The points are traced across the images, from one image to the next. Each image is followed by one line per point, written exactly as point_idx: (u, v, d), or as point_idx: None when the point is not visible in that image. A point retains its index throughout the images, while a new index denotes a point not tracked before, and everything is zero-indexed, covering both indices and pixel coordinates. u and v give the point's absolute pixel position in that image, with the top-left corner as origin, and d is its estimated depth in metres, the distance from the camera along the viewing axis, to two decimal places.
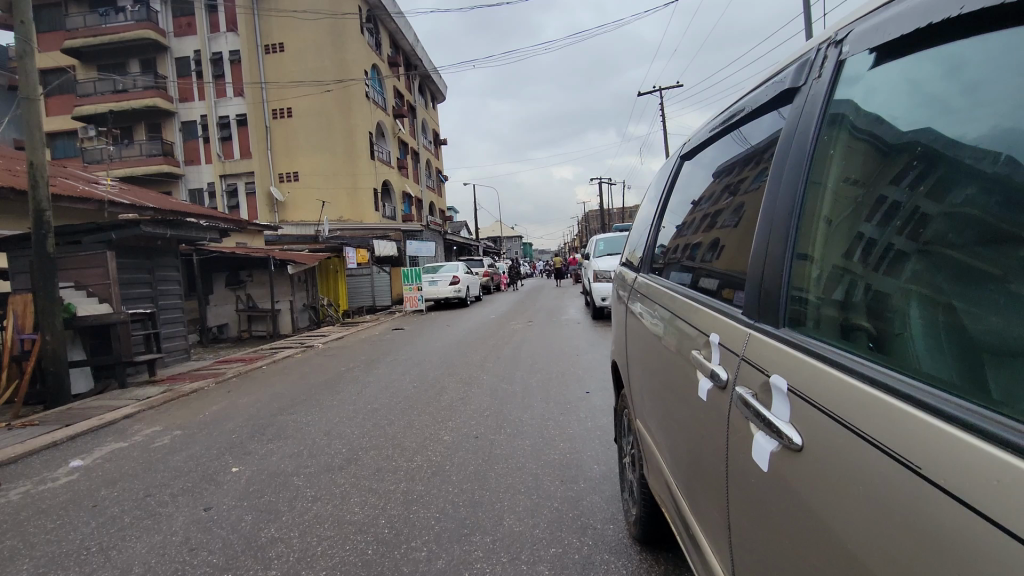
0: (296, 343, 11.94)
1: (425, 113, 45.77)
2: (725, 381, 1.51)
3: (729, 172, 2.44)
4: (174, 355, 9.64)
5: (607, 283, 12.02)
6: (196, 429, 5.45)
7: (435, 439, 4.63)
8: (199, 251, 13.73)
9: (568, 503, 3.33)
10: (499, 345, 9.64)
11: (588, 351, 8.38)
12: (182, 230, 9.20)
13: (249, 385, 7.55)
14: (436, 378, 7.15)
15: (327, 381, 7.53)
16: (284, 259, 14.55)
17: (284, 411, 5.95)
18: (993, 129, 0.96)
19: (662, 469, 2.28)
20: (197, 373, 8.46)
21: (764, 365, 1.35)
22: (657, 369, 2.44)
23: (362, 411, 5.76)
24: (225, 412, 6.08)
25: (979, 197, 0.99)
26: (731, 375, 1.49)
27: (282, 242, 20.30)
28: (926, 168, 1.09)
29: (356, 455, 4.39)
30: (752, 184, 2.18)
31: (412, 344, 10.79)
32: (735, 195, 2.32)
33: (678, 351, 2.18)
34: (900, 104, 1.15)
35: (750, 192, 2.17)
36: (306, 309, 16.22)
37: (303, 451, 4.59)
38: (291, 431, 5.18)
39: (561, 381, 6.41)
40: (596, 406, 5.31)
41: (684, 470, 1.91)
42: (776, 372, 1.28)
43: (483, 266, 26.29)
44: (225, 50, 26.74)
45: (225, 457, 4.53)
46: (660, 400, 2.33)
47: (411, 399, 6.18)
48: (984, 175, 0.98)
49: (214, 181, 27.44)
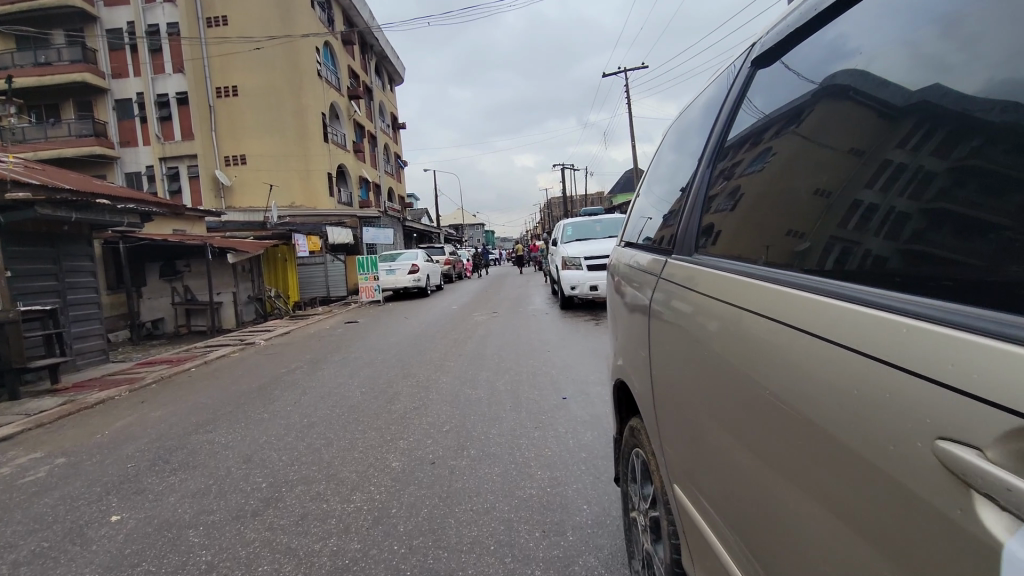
0: (235, 340, 10.85)
1: (382, 95, 44.49)
2: (851, 404, 0.98)
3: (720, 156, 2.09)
4: (86, 359, 8.53)
5: (575, 270, 11.23)
6: (86, 456, 4.43)
7: (380, 467, 3.72)
8: (125, 238, 12.64)
9: (555, 570, 2.46)
10: (459, 340, 8.77)
11: (560, 346, 7.55)
12: (91, 214, 8.05)
13: (168, 394, 6.51)
14: (388, 381, 6.24)
15: (262, 386, 6.55)
16: (223, 246, 13.42)
17: (201, 429, 4.94)
18: (994, 87, 0.95)
19: (692, 521, 1.67)
20: (108, 380, 7.35)
21: (924, 372, 0.83)
22: (669, 383, 1.85)
23: (295, 428, 4.78)
24: (128, 430, 5.05)
25: (986, 145, 0.95)
26: (868, 396, 0.94)
27: (226, 228, 19.07)
28: (990, 137, 0.94)
29: (278, 493, 3.44)
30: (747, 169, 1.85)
31: (365, 339, 9.80)
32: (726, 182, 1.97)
33: (701, 359, 1.61)
34: (962, 68, 1.02)
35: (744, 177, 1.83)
36: (251, 302, 15.13)
37: (210, 489, 3.60)
38: (202, 458, 4.19)
39: (533, 383, 5.56)
40: (576, 416, 4.45)
41: (752, 533, 1.32)
42: (980, 379, 0.74)
43: (444, 254, 25.29)
44: (162, 22, 25.78)
45: (108, 499, 3.53)
46: (681, 427, 1.74)
47: (357, 408, 5.25)
48: (994, 125, 0.94)
49: (152, 164, 26.45)
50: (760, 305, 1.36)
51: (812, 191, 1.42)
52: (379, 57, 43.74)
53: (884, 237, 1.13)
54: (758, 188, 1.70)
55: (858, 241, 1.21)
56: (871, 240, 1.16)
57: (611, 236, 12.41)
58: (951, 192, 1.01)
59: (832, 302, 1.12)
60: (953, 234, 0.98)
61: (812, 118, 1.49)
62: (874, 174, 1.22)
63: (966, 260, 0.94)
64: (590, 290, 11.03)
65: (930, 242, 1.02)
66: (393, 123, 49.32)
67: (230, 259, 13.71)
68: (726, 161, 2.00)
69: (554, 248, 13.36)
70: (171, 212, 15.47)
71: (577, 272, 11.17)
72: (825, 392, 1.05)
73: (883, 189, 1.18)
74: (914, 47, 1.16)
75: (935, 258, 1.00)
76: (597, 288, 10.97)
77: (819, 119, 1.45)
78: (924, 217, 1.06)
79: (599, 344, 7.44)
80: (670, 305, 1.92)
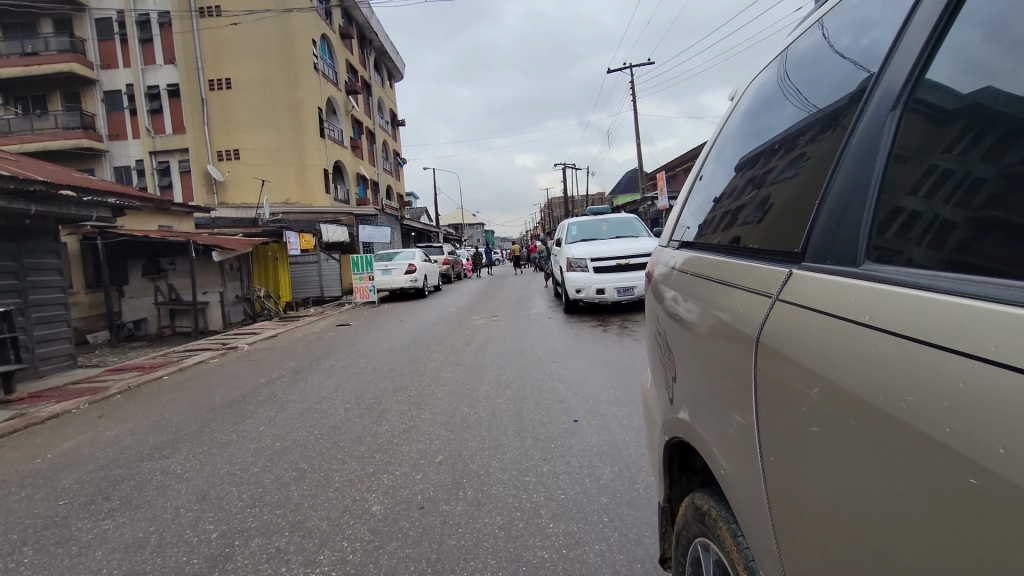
0: (217, 344, 10.22)
1: (381, 91, 44.07)
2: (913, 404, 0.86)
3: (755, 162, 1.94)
4: (51, 365, 7.94)
5: (580, 272, 10.58)
6: (19, 487, 3.80)
7: (357, 511, 3.08)
8: (104, 234, 12.39)
9: None
10: (455, 347, 8.14)
11: (567, 355, 6.91)
12: (52, 205, 7.58)
13: (132, 408, 5.90)
14: (375, 394, 5.63)
15: (236, 399, 5.96)
16: (208, 244, 12.89)
17: (157, 454, 4.31)
18: None
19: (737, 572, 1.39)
20: (69, 390, 6.73)
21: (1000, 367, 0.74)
22: (705, 401, 1.61)
23: (264, 454, 4.13)
24: (75, 453, 4.44)
25: None
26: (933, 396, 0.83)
27: (217, 224, 18.62)
28: None
29: (229, 548, 2.80)
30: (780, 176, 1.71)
31: (356, 344, 9.20)
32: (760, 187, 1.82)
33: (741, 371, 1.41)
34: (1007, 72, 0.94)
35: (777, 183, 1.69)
36: (239, 302, 14.64)
37: (148, 540, 2.95)
38: (150, 495, 3.54)
39: (539, 400, 4.91)
40: (590, 444, 3.81)
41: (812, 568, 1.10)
42: None
43: (443, 254, 24.63)
44: (153, 13, 26.22)
45: (20, 552, 2.89)
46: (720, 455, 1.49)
47: (338, 428, 4.64)
48: None
49: (142, 158, 26.92)
50: (796, 293, 1.25)
51: (835, 198, 1.27)
52: (378, 51, 43.29)
53: (928, 247, 1.00)
54: (798, 195, 1.51)
55: (898, 251, 1.06)
56: (914, 249, 1.03)
57: (617, 236, 11.77)
58: (1003, 199, 0.91)
59: (881, 288, 1.02)
60: (1006, 245, 0.88)
61: (845, 113, 1.36)
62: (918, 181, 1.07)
63: (1008, 272, 0.85)
64: (596, 293, 10.37)
65: (978, 253, 0.92)
66: (392, 120, 48.84)
67: (216, 257, 13.11)
68: (769, 162, 1.83)
69: (558, 249, 12.67)
70: (156, 206, 15.56)
71: (583, 274, 10.53)
72: (881, 401, 0.92)
73: (930, 195, 1.04)
74: (953, 45, 1.06)
75: (980, 268, 0.90)
76: (604, 291, 10.32)
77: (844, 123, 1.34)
78: (972, 225, 0.96)
79: (611, 354, 6.80)
80: (696, 311, 1.76)
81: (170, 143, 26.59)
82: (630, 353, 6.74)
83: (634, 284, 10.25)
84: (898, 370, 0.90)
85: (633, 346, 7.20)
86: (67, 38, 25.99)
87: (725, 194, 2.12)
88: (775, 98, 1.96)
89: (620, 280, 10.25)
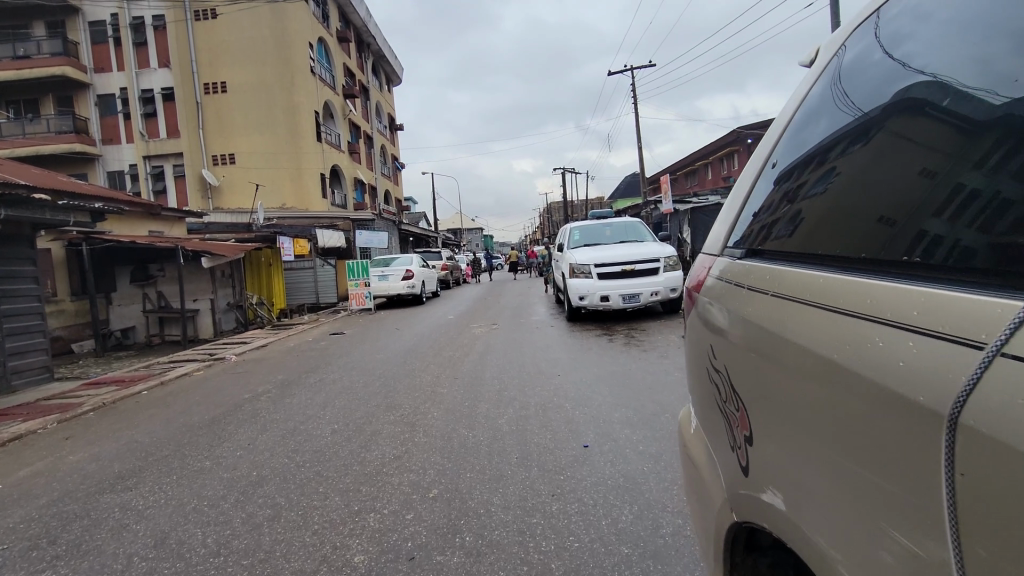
0: (204, 354, 9.79)
1: (379, 96, 43.83)
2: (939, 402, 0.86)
3: (783, 174, 1.79)
4: (25, 378, 7.53)
5: (584, 278, 10.14)
6: None
7: (337, 563, 2.64)
8: (90, 240, 12.03)
9: None
10: (453, 358, 7.71)
11: (572, 368, 6.47)
12: (25, 210, 7.21)
13: (103, 426, 5.50)
14: (365, 413, 5.19)
15: (215, 417, 5.53)
16: (198, 250, 12.47)
17: (118, 486, 3.86)
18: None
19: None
20: (39, 407, 6.29)
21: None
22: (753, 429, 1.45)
23: (239, 485, 3.71)
24: (31, 482, 4.04)
25: None
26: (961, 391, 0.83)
27: (210, 229, 18.25)
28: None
29: None
30: (813, 187, 1.58)
31: (348, 354, 8.77)
32: (792, 203, 1.68)
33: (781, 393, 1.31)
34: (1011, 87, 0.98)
35: (812, 196, 1.57)
36: (230, 310, 14.26)
37: None
38: (103, 536, 3.11)
39: (544, 422, 4.48)
40: (603, 476, 3.39)
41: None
42: None
43: (442, 259, 24.19)
44: (148, 15, 26.02)
45: None
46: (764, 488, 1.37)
47: (323, 453, 4.23)
48: None
49: (136, 162, 26.59)
50: (843, 305, 1.17)
51: (873, 215, 1.28)
52: (376, 54, 42.93)
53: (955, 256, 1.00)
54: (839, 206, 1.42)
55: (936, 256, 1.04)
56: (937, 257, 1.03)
57: (622, 241, 11.34)
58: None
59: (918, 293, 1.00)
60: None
61: (880, 126, 1.34)
62: (942, 203, 1.08)
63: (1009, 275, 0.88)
64: (600, 300, 9.93)
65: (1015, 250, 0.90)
66: (391, 124, 48.63)
67: (206, 264, 12.68)
68: (797, 174, 1.70)
69: (559, 254, 12.26)
70: (145, 210, 15.27)
71: (586, 280, 10.09)
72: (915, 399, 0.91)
73: (954, 219, 1.04)
74: (983, 62, 1.06)
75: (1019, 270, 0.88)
76: (609, 298, 9.89)
77: (889, 132, 1.30)
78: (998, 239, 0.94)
79: (618, 367, 6.37)
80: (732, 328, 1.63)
81: (164, 148, 26.27)
82: (639, 366, 6.30)
83: (639, 290, 9.82)
84: (923, 376, 0.90)
85: (641, 358, 6.77)
86: (60, 41, 25.76)
87: (755, 214, 1.91)
88: (802, 109, 1.81)
89: (625, 287, 9.83)
